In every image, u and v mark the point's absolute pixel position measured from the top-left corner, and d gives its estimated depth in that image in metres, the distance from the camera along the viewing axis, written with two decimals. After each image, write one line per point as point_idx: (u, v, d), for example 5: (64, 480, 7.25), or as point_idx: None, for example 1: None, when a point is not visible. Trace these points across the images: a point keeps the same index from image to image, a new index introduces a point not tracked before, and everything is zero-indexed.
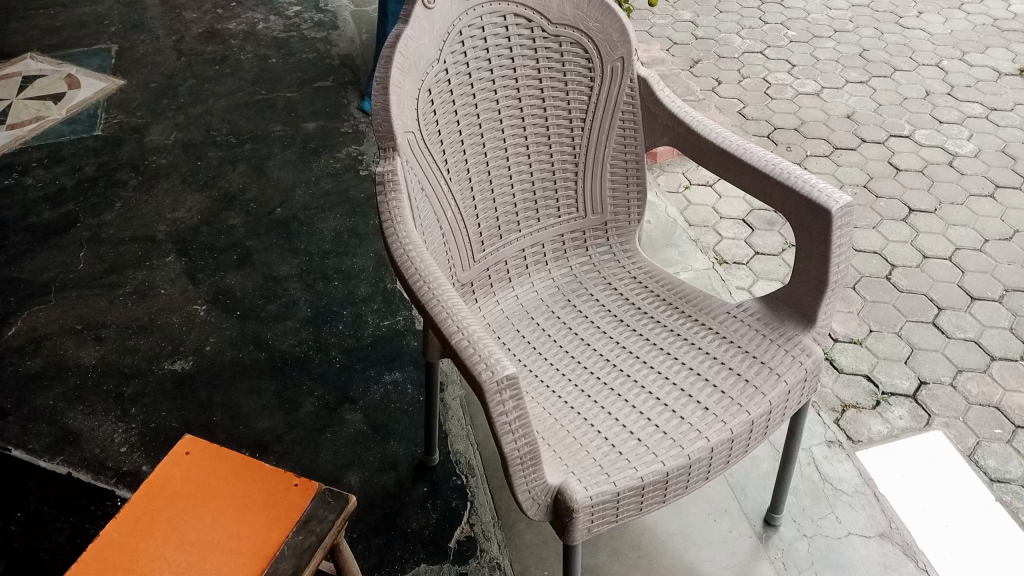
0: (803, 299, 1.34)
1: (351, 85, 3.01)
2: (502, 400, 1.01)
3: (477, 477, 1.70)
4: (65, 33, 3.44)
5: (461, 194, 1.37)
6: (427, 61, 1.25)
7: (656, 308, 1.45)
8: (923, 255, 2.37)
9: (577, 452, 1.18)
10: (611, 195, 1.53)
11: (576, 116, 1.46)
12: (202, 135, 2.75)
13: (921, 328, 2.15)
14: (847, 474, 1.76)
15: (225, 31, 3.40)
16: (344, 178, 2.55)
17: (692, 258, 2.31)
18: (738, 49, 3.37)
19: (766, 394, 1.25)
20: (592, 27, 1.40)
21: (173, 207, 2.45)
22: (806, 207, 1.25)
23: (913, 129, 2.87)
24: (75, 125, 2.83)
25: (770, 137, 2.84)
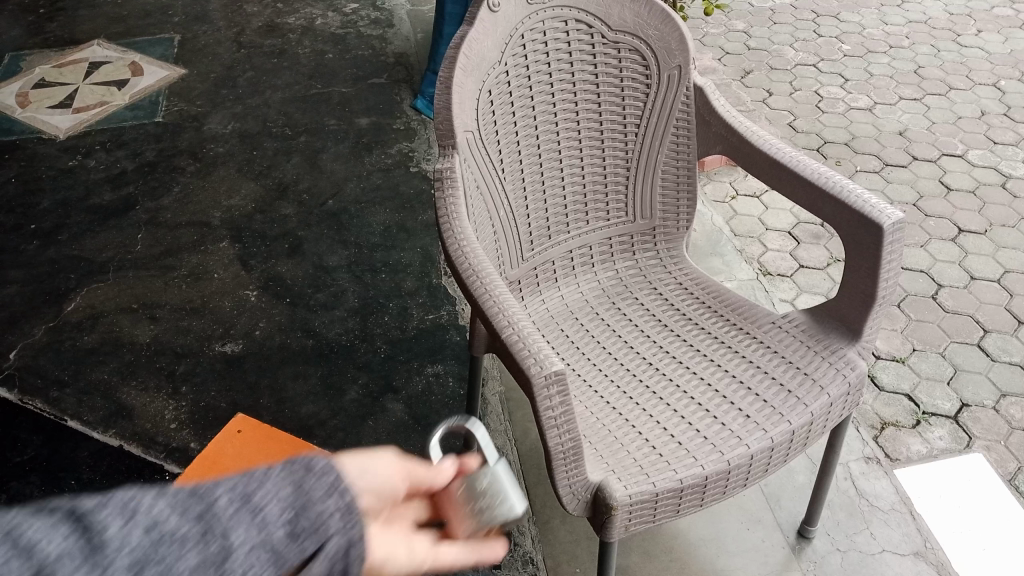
0: (851, 313, 1.34)
1: (405, 83, 3.06)
2: (549, 395, 1.04)
3: (514, 472, 1.73)
4: (130, 21, 3.55)
5: (514, 194, 1.40)
6: (489, 63, 1.29)
7: (701, 316, 1.46)
8: (971, 276, 2.35)
9: (618, 451, 1.21)
10: (661, 202, 1.55)
11: (630, 121, 1.48)
12: (258, 126, 2.82)
13: (965, 349, 2.13)
14: (884, 491, 1.75)
15: (284, 25, 3.48)
16: (395, 174, 2.60)
17: (737, 268, 2.32)
18: (791, 61, 3.36)
19: (808, 405, 1.26)
20: (651, 35, 1.42)
21: (228, 194, 2.52)
22: (858, 222, 1.25)
23: (967, 148, 2.84)
24: (137, 111, 2.92)
25: (820, 150, 2.83)
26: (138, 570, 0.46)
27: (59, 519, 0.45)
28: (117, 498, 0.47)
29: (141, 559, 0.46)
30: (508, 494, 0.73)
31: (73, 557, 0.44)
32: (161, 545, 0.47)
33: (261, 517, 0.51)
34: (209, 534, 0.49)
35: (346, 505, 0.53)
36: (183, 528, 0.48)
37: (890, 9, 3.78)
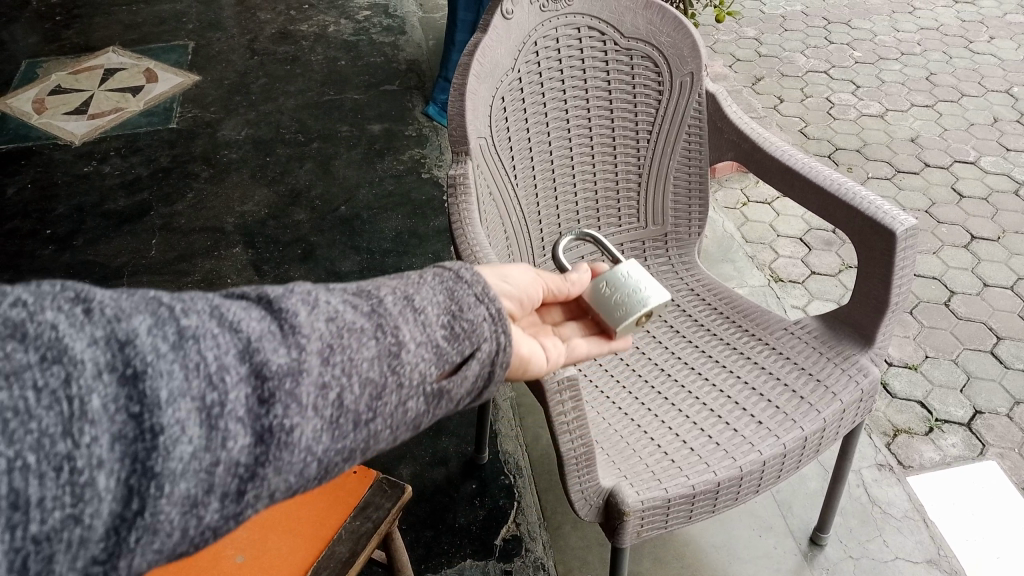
0: (863, 320, 1.34)
1: (416, 90, 3.08)
2: (561, 400, 1.04)
3: (525, 478, 1.73)
4: (145, 29, 3.58)
5: (527, 200, 1.41)
6: (503, 69, 1.29)
7: (713, 322, 1.46)
8: (984, 283, 2.34)
9: (630, 457, 1.21)
10: (673, 208, 1.55)
11: (642, 127, 1.49)
12: (272, 133, 2.84)
13: (978, 356, 2.13)
14: (897, 499, 1.75)
15: (297, 33, 3.50)
16: (407, 180, 2.61)
17: (749, 274, 2.31)
18: (802, 68, 3.36)
19: (820, 410, 1.26)
20: (663, 42, 1.43)
21: (242, 200, 2.53)
22: (870, 228, 1.25)
23: (979, 155, 2.83)
24: (152, 117, 2.94)
25: (831, 157, 2.83)
26: (326, 355, 0.64)
27: (262, 309, 0.65)
28: (301, 296, 0.67)
29: (326, 342, 0.64)
30: (634, 285, 0.99)
31: (273, 334, 0.62)
32: (340, 333, 0.66)
33: (418, 316, 0.71)
34: (381, 326, 0.68)
35: (495, 313, 0.76)
36: (358, 321, 0.67)
37: (902, 15, 3.77)
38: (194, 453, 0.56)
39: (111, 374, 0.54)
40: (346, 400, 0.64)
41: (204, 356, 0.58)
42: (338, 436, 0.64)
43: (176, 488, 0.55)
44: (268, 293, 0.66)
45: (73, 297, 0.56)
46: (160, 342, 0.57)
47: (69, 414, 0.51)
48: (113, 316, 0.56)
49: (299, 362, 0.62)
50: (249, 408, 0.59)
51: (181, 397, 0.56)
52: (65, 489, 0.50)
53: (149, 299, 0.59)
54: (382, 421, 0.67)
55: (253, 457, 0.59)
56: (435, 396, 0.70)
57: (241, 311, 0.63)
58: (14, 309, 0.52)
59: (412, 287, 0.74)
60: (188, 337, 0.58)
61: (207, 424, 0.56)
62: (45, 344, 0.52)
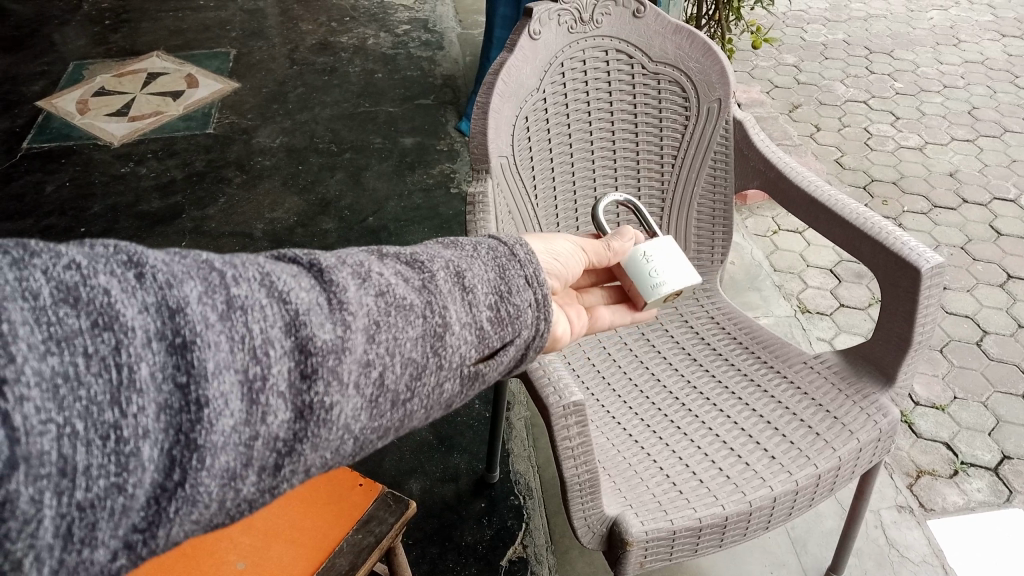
0: (885, 357, 1.31)
1: (451, 105, 3.10)
2: (567, 425, 1.02)
3: (534, 499, 1.72)
4: (189, 35, 3.65)
5: (547, 220, 1.40)
6: (528, 89, 1.29)
7: (731, 351, 1.44)
8: (1018, 324, 2.28)
9: (637, 486, 1.18)
10: (696, 235, 1.52)
11: (667, 152, 1.47)
12: (305, 141, 2.88)
13: (1009, 399, 2.07)
14: (916, 542, 1.70)
15: (337, 44, 3.55)
16: (436, 195, 2.62)
17: (774, 304, 2.28)
18: (841, 97, 3.32)
19: (836, 449, 1.23)
20: (692, 67, 1.41)
21: (272, 207, 2.56)
22: (895, 264, 1.23)
23: (1019, 193, 2.76)
24: (190, 122, 2.99)
25: (866, 188, 2.79)
26: (371, 332, 0.62)
27: (311, 278, 0.62)
28: (350, 269, 0.64)
29: (372, 319, 0.62)
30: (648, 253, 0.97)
31: (322, 308, 0.60)
32: (387, 312, 0.64)
33: (467, 296, 0.69)
34: (430, 305, 0.66)
35: (541, 301, 0.74)
36: (406, 298, 0.65)
37: (947, 48, 3.71)
38: (235, 428, 0.54)
39: (160, 343, 0.51)
40: (387, 380, 0.62)
41: (250, 328, 0.55)
42: (376, 415, 0.62)
43: (216, 461, 0.53)
44: (318, 261, 0.64)
45: (125, 261, 0.53)
46: (208, 311, 0.54)
47: (118, 382, 0.48)
48: (165, 282, 0.53)
49: (345, 340, 0.60)
50: (292, 382, 0.57)
51: (226, 369, 0.53)
52: (111, 458, 0.48)
53: (199, 264, 0.56)
54: (419, 401, 0.65)
55: (291, 433, 0.57)
56: (471, 377, 0.69)
57: (292, 279, 0.60)
58: (67, 270, 0.49)
59: (466, 262, 0.72)
60: (235, 307, 0.56)
61: (248, 399, 0.54)
62: (96, 309, 0.49)
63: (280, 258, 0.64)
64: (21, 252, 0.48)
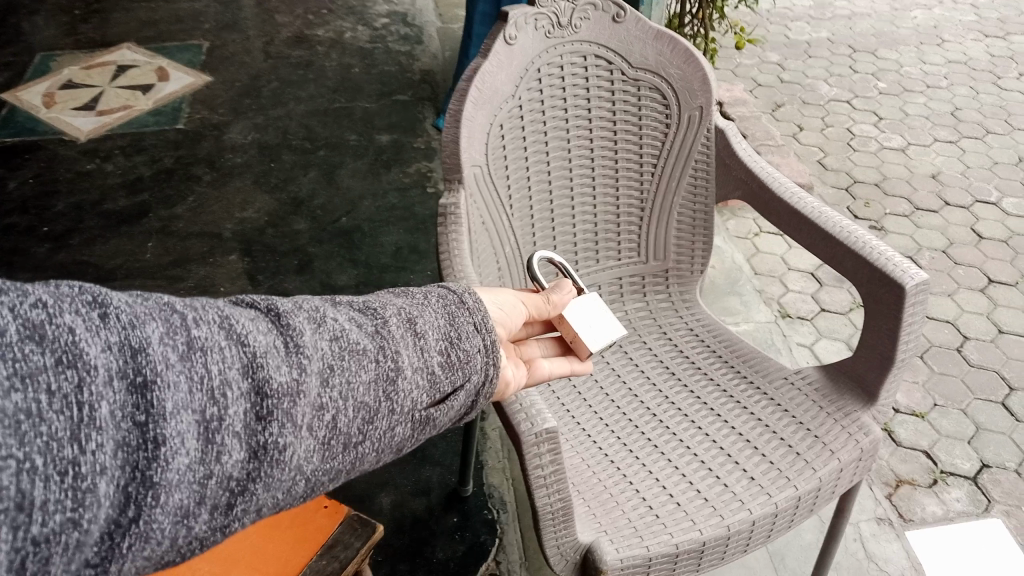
0: (867, 375, 1.27)
1: (429, 101, 3.04)
2: (539, 453, 0.98)
3: (509, 513, 1.68)
4: (161, 26, 3.56)
5: (522, 231, 1.35)
6: (502, 96, 1.25)
7: (710, 366, 1.40)
8: (999, 329, 2.26)
9: (612, 510, 1.14)
10: (676, 246, 1.49)
11: (646, 162, 1.43)
12: (278, 138, 2.81)
13: (989, 407, 2.04)
14: (894, 556, 1.66)
15: (313, 37, 3.47)
16: (411, 194, 2.57)
17: (755, 309, 2.24)
18: (824, 96, 3.29)
19: (816, 469, 1.19)
20: (672, 74, 1.37)
21: (242, 206, 2.50)
22: (879, 281, 1.19)
23: (1001, 195, 2.74)
24: (160, 116, 2.91)
25: (848, 190, 2.76)
26: (327, 375, 0.62)
27: (269, 322, 0.63)
28: (307, 313, 0.65)
29: (327, 362, 0.63)
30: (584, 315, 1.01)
31: (278, 351, 0.61)
32: (341, 356, 0.64)
33: (418, 341, 0.70)
34: (383, 350, 0.67)
35: (489, 345, 0.74)
36: (362, 341, 0.66)
37: (930, 47, 3.69)
38: (190, 466, 0.54)
39: (121, 381, 0.52)
40: (340, 424, 0.63)
41: (209, 368, 0.56)
42: (327, 458, 0.63)
43: (171, 499, 0.53)
44: (275, 306, 0.65)
45: (90, 301, 0.53)
46: (169, 352, 0.55)
47: (78, 419, 0.49)
48: (128, 321, 0.54)
49: (299, 383, 0.60)
50: (247, 423, 0.58)
51: (184, 410, 0.54)
52: (68, 493, 0.48)
53: (160, 305, 0.57)
54: (370, 445, 0.66)
55: (245, 473, 0.58)
56: (422, 424, 0.69)
57: (250, 322, 0.61)
58: (33, 308, 0.50)
59: (416, 308, 0.72)
60: (195, 348, 0.56)
61: (205, 438, 0.55)
62: (60, 348, 0.49)
63: (239, 301, 0.64)
64: None
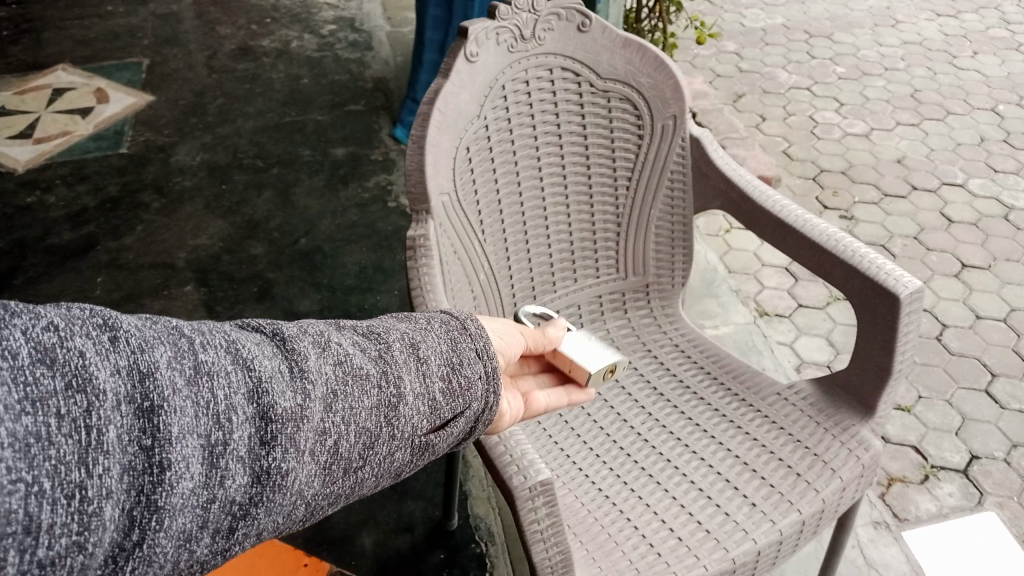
0: (863, 388, 1.22)
1: (384, 110, 2.94)
2: (534, 508, 0.87)
3: (498, 545, 1.60)
4: (97, 45, 3.41)
5: (496, 256, 1.27)
6: (467, 117, 1.16)
7: (700, 384, 1.33)
8: (976, 315, 2.24)
9: (613, 553, 1.06)
10: (655, 259, 1.42)
11: (621, 176, 1.36)
12: (229, 158, 2.69)
13: (973, 395, 2.02)
14: (894, 560, 1.61)
15: (258, 48, 3.35)
16: (372, 210, 2.48)
17: (733, 310, 2.19)
18: (784, 84, 3.26)
19: (819, 490, 1.13)
20: (643, 83, 1.31)
21: (195, 233, 2.38)
22: (872, 291, 1.13)
23: (967, 177, 2.74)
24: (101, 141, 2.78)
25: (816, 179, 2.73)
26: (329, 401, 0.62)
27: (274, 347, 0.63)
28: (311, 337, 0.65)
29: (330, 388, 0.63)
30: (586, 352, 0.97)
31: (283, 376, 0.60)
32: (344, 380, 0.64)
33: (421, 366, 0.69)
34: (386, 375, 0.66)
35: (490, 372, 0.73)
36: (364, 367, 0.65)
37: (885, 29, 3.69)
38: (194, 490, 0.54)
39: (129, 407, 0.52)
40: (341, 449, 0.63)
41: (215, 394, 0.56)
42: (328, 485, 0.63)
43: (174, 522, 0.53)
44: (281, 330, 0.64)
45: (101, 324, 0.53)
46: (175, 376, 0.55)
47: (86, 443, 0.49)
48: (137, 346, 0.54)
49: (302, 408, 0.60)
50: (250, 447, 0.57)
51: (189, 434, 0.54)
52: (74, 517, 0.48)
53: (169, 330, 0.57)
54: (370, 469, 0.66)
55: (248, 496, 0.57)
56: (422, 449, 0.69)
57: (255, 346, 0.61)
58: (46, 332, 0.50)
59: (420, 333, 0.72)
60: (201, 374, 0.56)
61: (208, 463, 0.55)
62: (70, 373, 0.49)
63: (245, 325, 0.64)
64: (2, 312, 0.49)
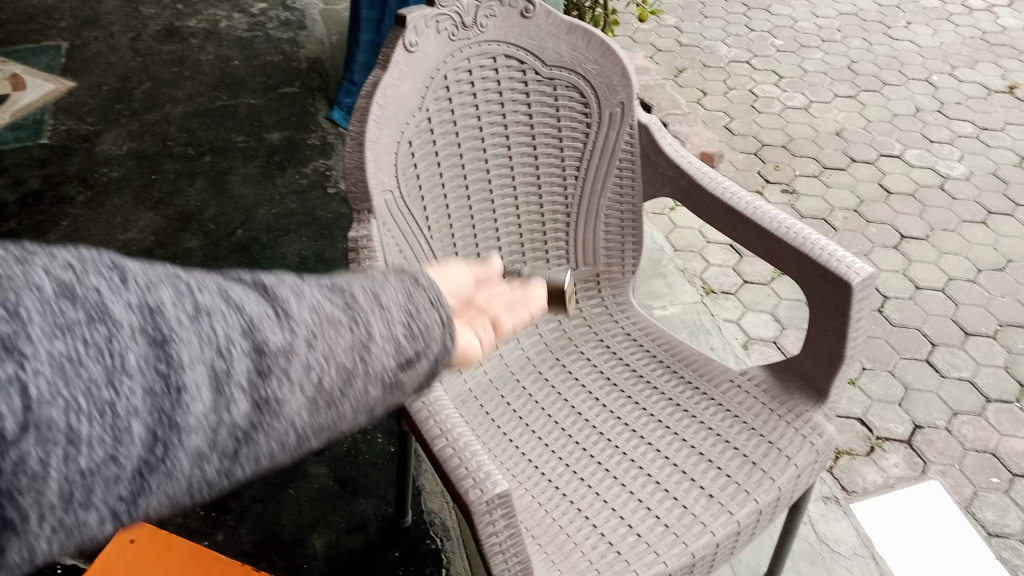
0: (817, 374, 1.22)
1: (319, 92, 2.86)
2: (492, 520, 0.87)
3: (453, 540, 1.58)
4: (10, 27, 3.22)
5: (443, 251, 1.23)
6: (408, 110, 1.11)
7: (654, 373, 1.32)
8: (916, 285, 2.28)
9: (571, 553, 1.05)
10: (605, 247, 1.41)
11: (569, 164, 1.33)
12: (158, 146, 2.58)
13: (915, 365, 2.05)
14: (844, 534, 1.63)
15: (185, 29, 3.21)
16: (311, 197, 2.41)
17: (680, 289, 2.19)
18: (724, 58, 3.26)
19: (775, 478, 1.13)
20: (590, 70, 1.27)
21: (124, 226, 2.28)
22: (824, 279, 1.13)
23: (903, 148, 2.78)
24: (19, 132, 2.63)
25: (757, 154, 2.74)
26: (317, 340, 0.54)
27: (259, 289, 0.54)
28: (291, 282, 0.56)
29: (319, 324, 0.55)
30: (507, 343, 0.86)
31: (271, 316, 0.52)
32: (325, 323, 0.55)
33: (386, 314, 0.59)
34: (364, 317, 0.57)
35: (447, 316, 0.63)
36: (339, 312, 0.56)
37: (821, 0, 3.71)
38: (206, 412, 0.48)
39: (141, 336, 0.46)
40: (333, 385, 0.55)
41: (216, 327, 0.49)
42: (316, 419, 0.54)
43: (189, 443, 0.48)
44: (260, 278, 0.56)
45: (101, 259, 0.47)
46: (179, 312, 0.48)
47: (105, 368, 0.44)
48: (142, 282, 0.47)
49: (296, 344, 0.53)
50: (251, 378, 0.50)
51: (197, 362, 0.48)
52: (103, 429, 0.44)
53: (162, 267, 0.50)
54: (352, 405, 0.57)
55: (250, 423, 0.51)
56: (393, 388, 0.59)
57: (245, 289, 0.53)
58: (55, 264, 0.44)
59: (376, 286, 0.60)
60: (201, 309, 0.49)
61: (214, 389, 0.49)
62: (86, 304, 0.44)
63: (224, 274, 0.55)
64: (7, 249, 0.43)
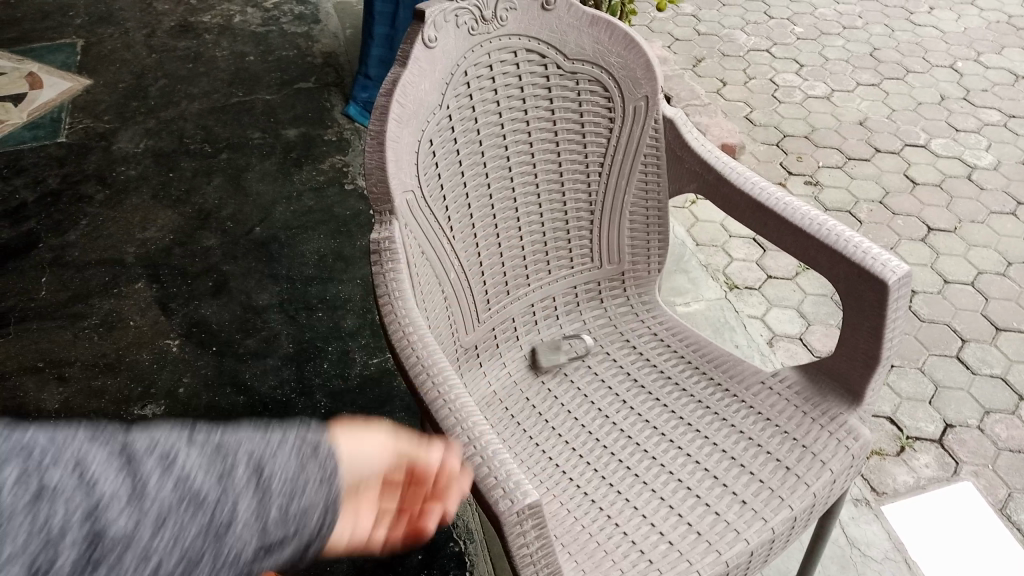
0: (850, 374, 1.19)
1: (335, 87, 2.84)
2: (522, 532, 0.84)
3: (476, 542, 1.57)
4: (26, 25, 3.22)
5: (466, 252, 1.21)
6: (428, 108, 1.09)
7: (682, 374, 1.30)
8: (944, 279, 2.24)
9: (602, 562, 1.03)
10: (630, 245, 1.39)
11: (593, 160, 1.31)
12: (174, 143, 2.57)
13: (944, 362, 2.02)
14: (875, 537, 1.61)
15: (199, 24, 3.20)
16: (328, 194, 2.39)
17: (703, 285, 2.16)
18: (743, 47, 3.21)
19: (810, 484, 1.10)
20: (613, 63, 1.24)
21: (142, 225, 2.28)
22: (859, 277, 1.10)
23: (929, 137, 2.73)
24: (37, 131, 2.63)
25: (779, 145, 2.70)
26: (171, 519, 0.48)
27: (120, 459, 0.49)
28: (165, 446, 0.51)
29: (175, 509, 0.48)
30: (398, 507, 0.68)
31: (121, 498, 0.47)
32: (185, 500, 0.49)
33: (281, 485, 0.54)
34: (239, 492, 0.51)
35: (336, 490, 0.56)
36: (214, 484, 0.51)
37: None
38: None
39: None
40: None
41: (45, 514, 0.44)
42: None
43: None
44: (131, 440, 0.50)
45: None
46: (17, 496, 0.43)
47: None
48: None
49: (141, 528, 0.46)
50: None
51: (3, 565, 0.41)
52: None
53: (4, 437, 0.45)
54: None
55: None
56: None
57: (102, 458, 0.48)
58: None
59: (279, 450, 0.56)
60: (39, 491, 0.44)
61: None
62: None
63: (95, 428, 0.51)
64: None
